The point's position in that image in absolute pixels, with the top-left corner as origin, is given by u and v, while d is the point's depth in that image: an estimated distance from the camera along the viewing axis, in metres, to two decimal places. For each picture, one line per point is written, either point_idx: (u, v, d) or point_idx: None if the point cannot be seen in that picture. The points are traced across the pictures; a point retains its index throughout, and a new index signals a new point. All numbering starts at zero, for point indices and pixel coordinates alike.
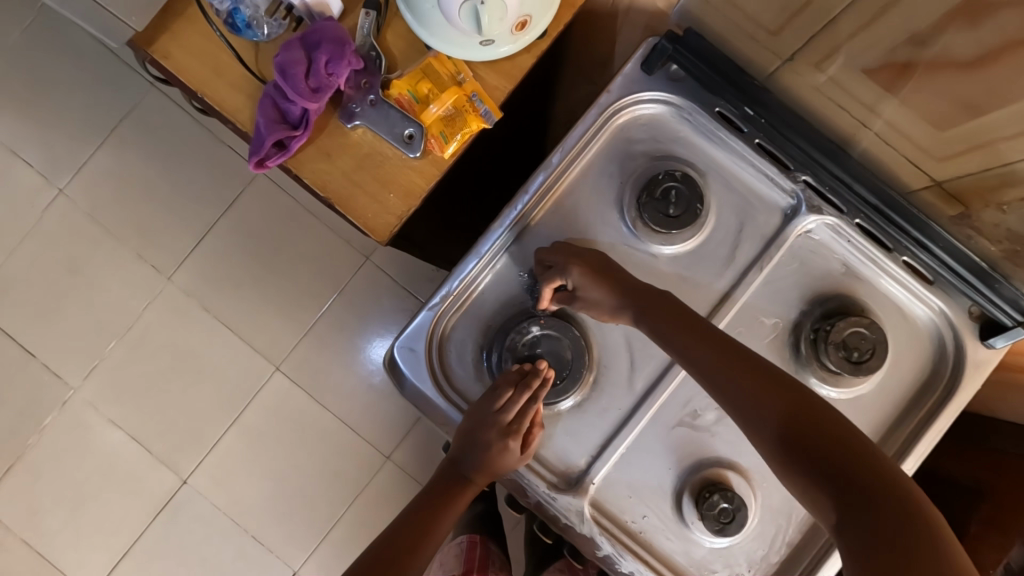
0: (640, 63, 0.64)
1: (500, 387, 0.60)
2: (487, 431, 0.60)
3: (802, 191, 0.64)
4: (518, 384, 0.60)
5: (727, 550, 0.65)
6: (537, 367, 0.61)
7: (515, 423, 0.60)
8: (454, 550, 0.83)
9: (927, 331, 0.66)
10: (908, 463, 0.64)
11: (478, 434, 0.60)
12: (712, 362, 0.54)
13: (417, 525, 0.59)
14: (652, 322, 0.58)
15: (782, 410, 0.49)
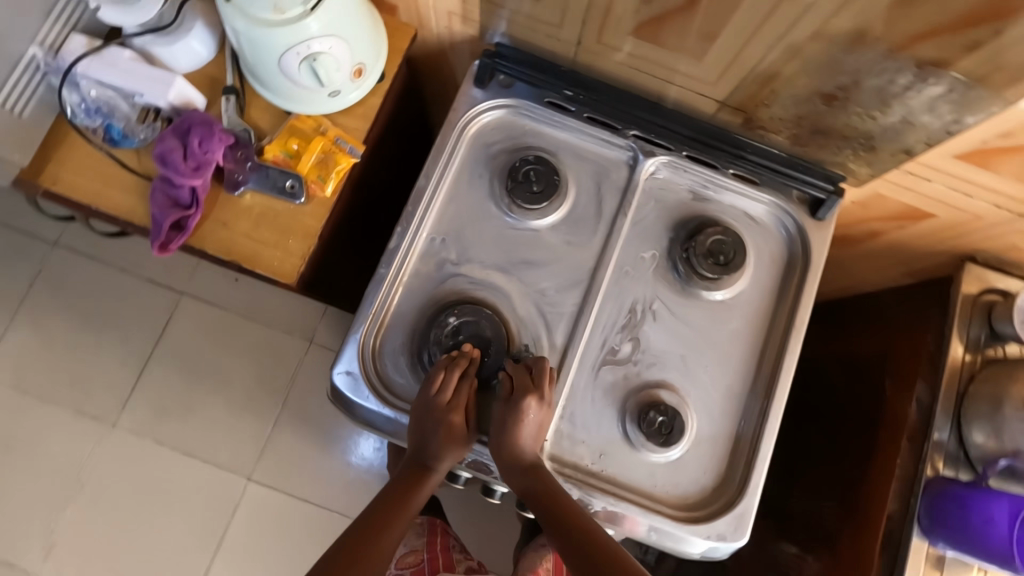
0: (473, 81, 0.76)
1: (432, 372, 0.66)
2: (429, 414, 0.65)
3: (635, 143, 0.76)
4: (450, 366, 0.67)
5: (682, 460, 0.72)
6: (464, 350, 0.68)
7: (456, 401, 0.65)
8: (417, 529, 0.88)
9: (775, 223, 0.78)
10: (797, 332, 0.74)
11: (423, 412, 0.65)
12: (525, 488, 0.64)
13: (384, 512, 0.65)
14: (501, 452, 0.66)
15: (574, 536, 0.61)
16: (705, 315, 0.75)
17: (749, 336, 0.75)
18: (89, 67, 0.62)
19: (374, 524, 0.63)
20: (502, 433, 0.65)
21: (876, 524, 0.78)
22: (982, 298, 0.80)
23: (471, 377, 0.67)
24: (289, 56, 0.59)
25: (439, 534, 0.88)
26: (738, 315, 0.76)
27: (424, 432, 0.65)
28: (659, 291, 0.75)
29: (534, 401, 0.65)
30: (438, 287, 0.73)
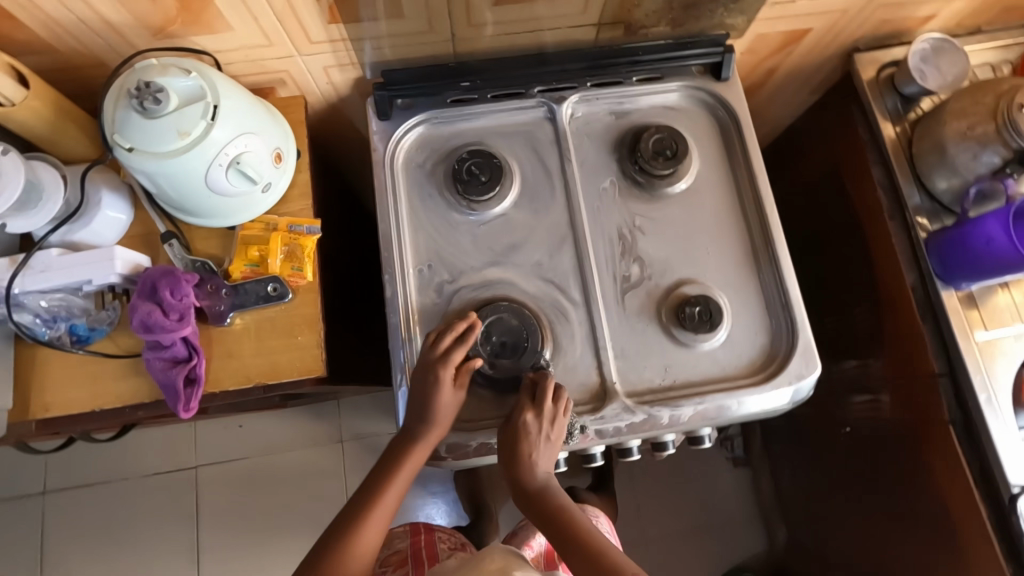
0: (377, 117, 0.78)
1: (429, 332, 0.70)
2: (425, 368, 0.67)
3: (544, 97, 0.80)
4: (449, 326, 0.69)
5: (734, 335, 0.75)
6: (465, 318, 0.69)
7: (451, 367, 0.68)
8: (398, 535, 0.94)
9: (693, 101, 0.84)
10: (763, 178, 0.79)
11: (422, 371, 0.68)
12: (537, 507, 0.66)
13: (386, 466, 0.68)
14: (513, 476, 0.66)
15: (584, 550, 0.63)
16: (682, 207, 0.80)
17: (727, 203, 0.80)
18: (26, 284, 0.59)
19: (371, 496, 0.66)
20: (515, 462, 0.66)
21: (906, 296, 0.86)
22: (882, 76, 0.89)
23: (470, 342, 0.68)
24: (214, 171, 0.58)
25: (422, 533, 0.94)
26: (707, 191, 0.80)
27: (419, 396, 0.67)
28: (634, 208, 0.79)
29: (531, 418, 0.66)
30: (449, 307, 0.74)
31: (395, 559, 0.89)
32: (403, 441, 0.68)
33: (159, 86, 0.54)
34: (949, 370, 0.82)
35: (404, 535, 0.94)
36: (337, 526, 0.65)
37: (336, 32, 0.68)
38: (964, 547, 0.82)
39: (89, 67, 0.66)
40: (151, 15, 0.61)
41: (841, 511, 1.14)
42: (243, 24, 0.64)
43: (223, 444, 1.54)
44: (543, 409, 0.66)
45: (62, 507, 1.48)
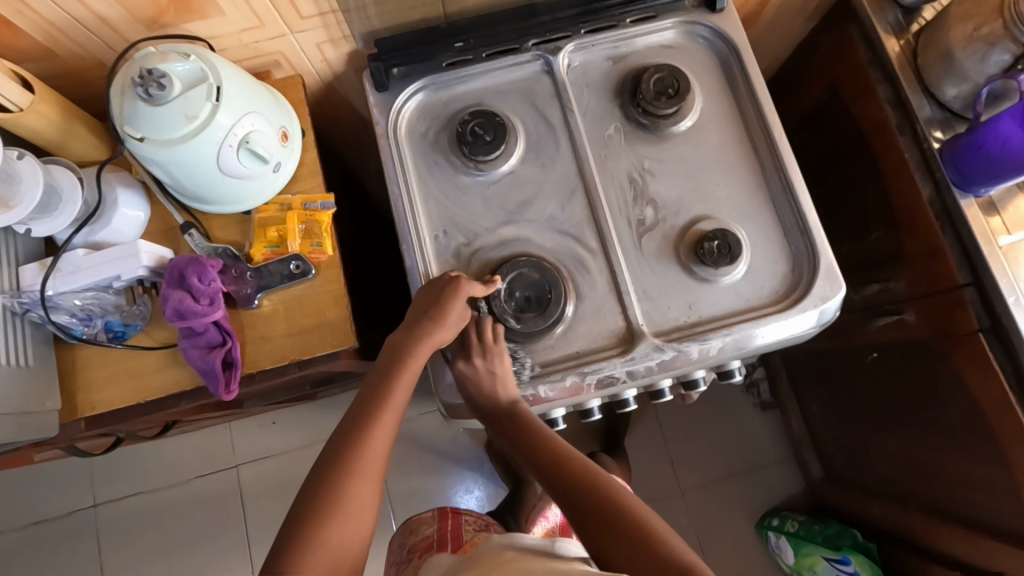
0: (375, 89, 0.78)
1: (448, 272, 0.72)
2: (439, 286, 0.69)
3: (539, 49, 0.79)
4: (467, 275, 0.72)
5: (754, 267, 0.75)
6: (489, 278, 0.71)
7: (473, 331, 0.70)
8: (427, 518, 0.97)
9: (689, 39, 0.82)
10: (770, 105, 0.78)
11: (434, 287, 0.69)
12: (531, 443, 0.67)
13: (380, 379, 0.64)
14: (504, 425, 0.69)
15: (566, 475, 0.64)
16: (690, 144, 0.79)
17: (734, 135, 0.79)
18: (58, 285, 0.61)
19: (380, 392, 0.63)
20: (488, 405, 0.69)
21: (924, 210, 0.85)
22: None
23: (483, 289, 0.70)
24: (226, 152, 0.59)
25: (449, 517, 0.96)
26: (714, 125, 0.80)
27: (426, 306, 0.68)
28: (641, 149, 0.79)
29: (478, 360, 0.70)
30: (470, 270, 0.75)
31: (422, 544, 0.91)
32: (405, 342, 0.66)
33: (163, 71, 0.54)
34: (975, 278, 0.81)
35: (429, 522, 0.96)
36: (346, 424, 0.61)
37: (326, 4, 0.68)
38: (1005, 452, 0.83)
39: (87, 68, 0.67)
40: (143, 5, 0.61)
41: (875, 438, 1.15)
42: (233, 6, 0.63)
43: (260, 442, 1.57)
44: (471, 347, 0.70)
45: (115, 519, 1.53)
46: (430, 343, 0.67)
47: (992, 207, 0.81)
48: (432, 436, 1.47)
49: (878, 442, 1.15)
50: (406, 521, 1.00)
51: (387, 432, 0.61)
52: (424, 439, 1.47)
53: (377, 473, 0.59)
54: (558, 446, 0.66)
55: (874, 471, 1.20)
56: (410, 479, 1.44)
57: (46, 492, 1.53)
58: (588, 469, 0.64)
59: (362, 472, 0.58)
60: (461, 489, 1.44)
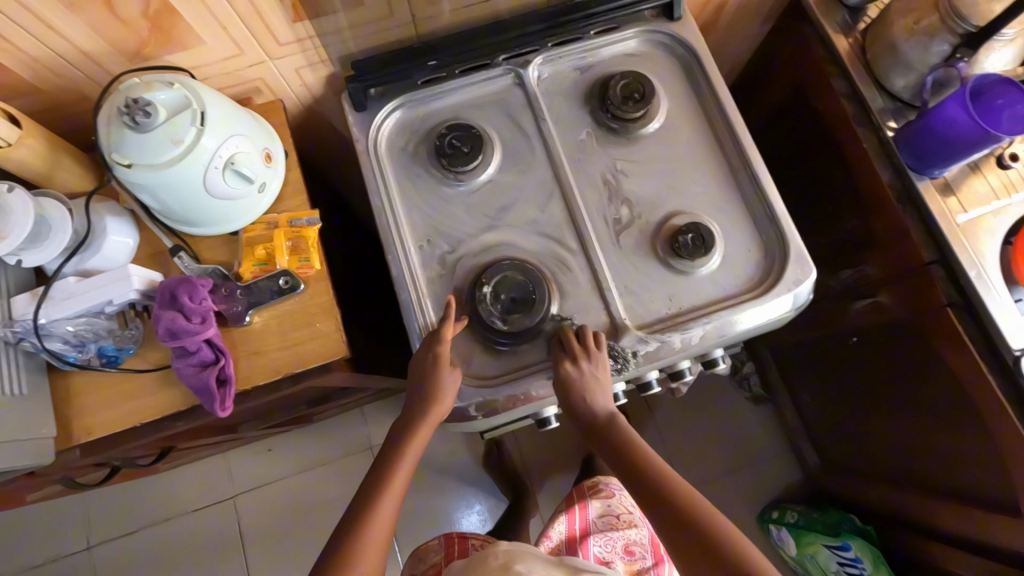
0: (354, 109, 0.81)
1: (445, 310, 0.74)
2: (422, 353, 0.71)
3: (509, 63, 0.83)
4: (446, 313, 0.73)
5: (729, 256, 0.78)
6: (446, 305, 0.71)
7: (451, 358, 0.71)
8: (435, 546, 0.97)
9: (652, 46, 0.87)
10: (732, 103, 0.82)
11: (417, 364, 0.71)
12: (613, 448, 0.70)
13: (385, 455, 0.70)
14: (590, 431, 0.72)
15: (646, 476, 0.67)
16: (659, 144, 0.83)
17: (700, 134, 0.83)
18: (51, 312, 0.62)
19: (385, 463, 0.69)
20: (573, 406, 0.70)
21: (884, 192, 0.89)
22: None
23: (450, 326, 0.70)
24: (211, 174, 0.61)
25: (456, 543, 0.96)
26: (680, 125, 0.84)
27: (419, 377, 0.71)
28: (613, 152, 0.82)
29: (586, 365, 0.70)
30: (455, 276, 0.77)
31: (431, 573, 0.93)
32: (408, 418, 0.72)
33: (148, 99, 0.56)
34: (939, 256, 0.85)
35: (437, 549, 0.96)
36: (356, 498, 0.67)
37: (303, 30, 0.71)
38: (984, 422, 0.86)
39: (71, 103, 0.69)
40: (125, 39, 0.63)
41: (863, 420, 1.18)
42: (214, 35, 0.66)
43: (256, 470, 1.56)
44: (576, 351, 0.70)
45: (110, 561, 1.50)
46: (443, 398, 0.70)
47: (947, 188, 0.85)
48: (429, 451, 1.47)
49: (867, 425, 1.17)
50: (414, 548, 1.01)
51: (392, 500, 0.67)
52: (422, 456, 1.46)
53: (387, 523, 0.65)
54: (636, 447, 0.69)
55: (866, 455, 1.22)
56: (410, 497, 1.44)
57: (39, 537, 1.50)
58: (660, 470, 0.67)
59: (365, 543, 0.63)
60: (461, 503, 1.44)
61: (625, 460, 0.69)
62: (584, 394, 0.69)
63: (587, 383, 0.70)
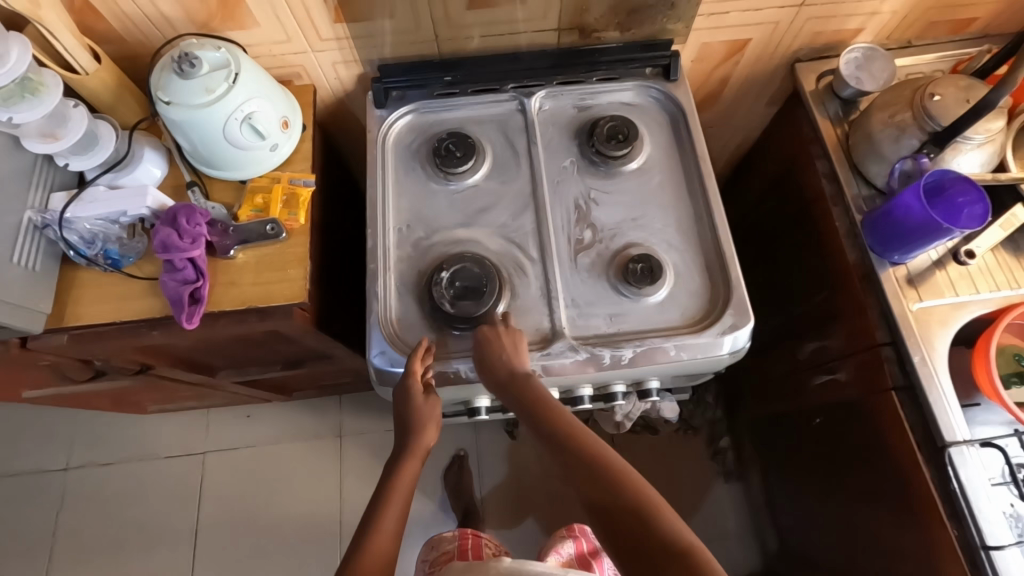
0: (374, 105, 0.93)
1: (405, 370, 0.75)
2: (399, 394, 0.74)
3: (515, 91, 0.94)
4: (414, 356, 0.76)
5: (676, 293, 0.83)
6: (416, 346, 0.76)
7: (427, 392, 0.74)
8: (449, 537, 1.01)
9: (646, 100, 0.96)
10: (706, 159, 0.89)
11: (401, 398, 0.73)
12: (591, 469, 0.62)
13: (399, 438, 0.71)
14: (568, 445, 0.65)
15: (628, 500, 0.59)
16: (634, 183, 0.90)
17: (674, 181, 0.90)
18: (77, 210, 0.74)
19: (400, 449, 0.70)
20: (542, 414, 0.68)
21: (850, 270, 0.92)
22: (821, 86, 1.00)
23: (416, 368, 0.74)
24: (231, 124, 0.73)
25: (470, 537, 1.00)
26: (657, 170, 0.91)
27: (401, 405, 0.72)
28: (590, 181, 0.90)
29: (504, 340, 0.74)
30: (422, 259, 0.85)
31: (443, 559, 0.96)
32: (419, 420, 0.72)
33: (196, 54, 0.70)
34: (892, 339, 0.86)
35: (450, 539, 1.01)
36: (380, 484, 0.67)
37: (341, 31, 0.84)
38: (919, 517, 0.83)
39: (146, 55, 0.84)
40: (197, 11, 0.78)
41: (819, 508, 1.14)
42: (267, 21, 0.81)
43: (233, 432, 1.64)
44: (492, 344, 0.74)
45: (83, 485, 1.59)
46: (435, 421, 0.72)
47: (908, 277, 0.87)
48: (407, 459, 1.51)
49: (822, 514, 1.14)
50: (430, 539, 1.06)
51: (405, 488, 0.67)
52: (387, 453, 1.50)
53: (405, 500, 0.66)
54: (611, 466, 0.62)
55: (820, 547, 1.17)
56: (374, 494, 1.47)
57: (28, 448, 1.62)
58: (639, 491, 0.60)
59: (384, 519, 0.63)
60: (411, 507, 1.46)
61: (599, 479, 0.61)
62: (503, 364, 0.72)
63: (494, 360, 0.72)
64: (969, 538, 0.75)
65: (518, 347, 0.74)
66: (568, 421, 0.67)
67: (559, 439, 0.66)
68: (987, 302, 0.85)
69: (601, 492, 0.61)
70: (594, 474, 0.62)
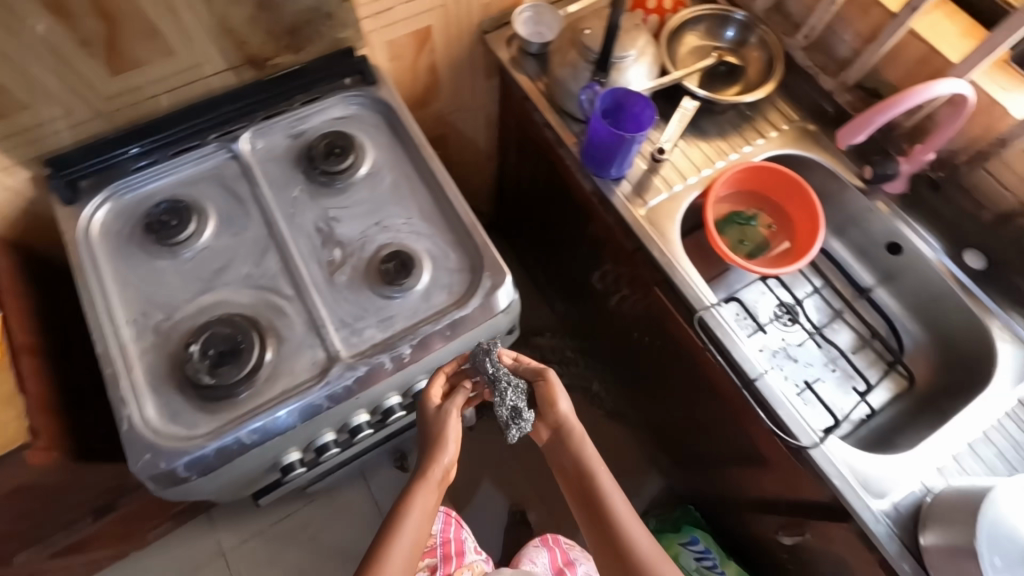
0: (59, 203, 0.84)
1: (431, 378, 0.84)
2: (427, 412, 0.83)
3: (216, 140, 0.90)
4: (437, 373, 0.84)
5: (436, 275, 0.85)
6: (465, 378, 0.84)
7: (455, 399, 0.83)
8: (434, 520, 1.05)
9: (357, 108, 0.97)
10: (424, 145, 0.93)
11: (426, 415, 0.83)
12: (596, 485, 0.82)
13: (417, 465, 0.83)
14: (593, 480, 0.83)
15: (601, 507, 0.81)
16: (368, 189, 0.91)
17: (404, 175, 0.93)
18: None
19: (424, 470, 0.82)
20: (572, 446, 0.84)
21: (590, 200, 1.01)
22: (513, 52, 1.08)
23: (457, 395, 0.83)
24: None
25: (453, 526, 1.06)
26: (386, 170, 0.93)
27: (433, 424, 0.83)
28: (324, 202, 0.90)
29: (544, 380, 0.85)
30: (168, 342, 0.79)
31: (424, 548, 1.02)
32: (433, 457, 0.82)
33: None
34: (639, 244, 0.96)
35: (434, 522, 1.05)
36: (397, 510, 0.80)
37: None
38: (714, 384, 0.93)
39: None
40: None
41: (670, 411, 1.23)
42: None
43: None
44: (520, 370, 0.85)
45: None
46: (454, 435, 0.83)
47: (631, 189, 0.97)
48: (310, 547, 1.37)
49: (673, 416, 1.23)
50: None
51: (422, 507, 0.80)
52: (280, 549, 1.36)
53: (411, 542, 0.79)
54: (614, 500, 0.81)
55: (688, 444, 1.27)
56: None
57: None
58: (611, 513, 0.81)
59: (398, 546, 0.78)
60: None
61: (590, 500, 0.82)
62: (544, 399, 0.85)
63: (540, 396, 0.85)
64: (734, 383, 0.86)
65: (549, 383, 0.85)
66: (586, 450, 0.84)
67: (569, 459, 0.85)
68: (696, 186, 0.98)
69: (605, 508, 0.81)
70: (579, 481, 0.84)
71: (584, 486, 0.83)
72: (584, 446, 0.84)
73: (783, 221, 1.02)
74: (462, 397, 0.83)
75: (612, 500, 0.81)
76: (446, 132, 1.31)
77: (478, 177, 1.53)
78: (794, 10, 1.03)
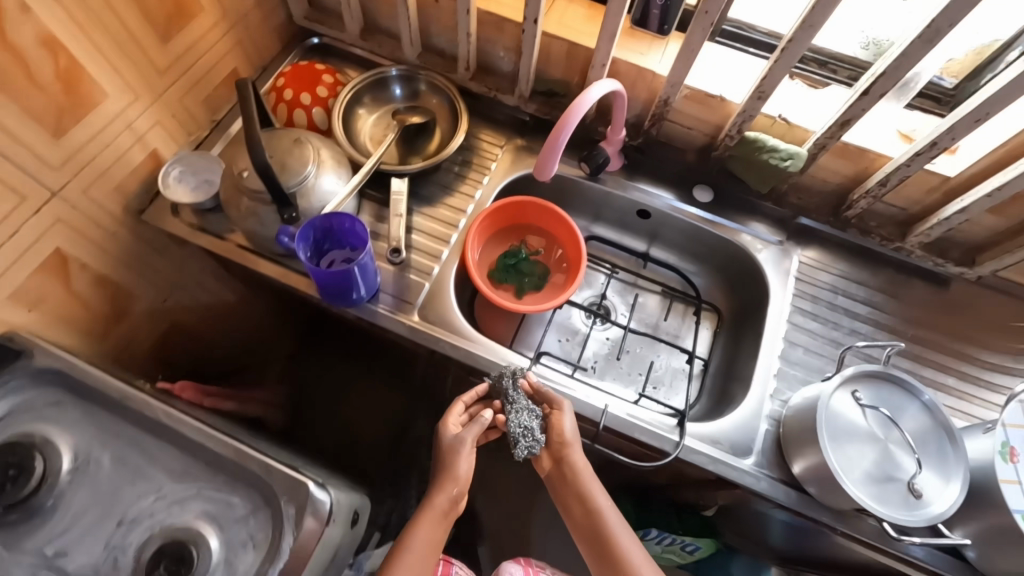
0: None
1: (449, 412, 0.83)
2: (444, 450, 0.80)
3: None
4: (466, 397, 0.84)
5: (229, 534, 0.67)
6: (481, 389, 0.84)
7: (467, 428, 0.80)
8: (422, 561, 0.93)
9: (26, 396, 0.73)
10: (129, 393, 0.72)
11: (440, 446, 0.81)
12: (591, 502, 0.78)
13: (416, 517, 0.77)
14: (587, 494, 0.78)
15: (602, 534, 0.77)
16: (88, 488, 0.69)
17: (128, 441, 0.72)
18: None
19: (425, 506, 0.77)
20: (573, 479, 0.79)
21: (360, 325, 0.90)
22: (188, 220, 0.90)
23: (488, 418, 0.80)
24: None
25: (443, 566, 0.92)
26: (102, 448, 0.71)
27: (446, 454, 0.80)
28: (34, 540, 0.65)
29: (562, 411, 0.80)
30: None
31: None
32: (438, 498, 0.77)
33: None
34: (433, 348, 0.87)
35: None
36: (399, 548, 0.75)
37: None
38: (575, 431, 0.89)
39: None
40: None
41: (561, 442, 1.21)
42: None
43: None
44: (544, 396, 0.82)
45: None
46: (468, 456, 0.79)
47: (391, 304, 0.87)
48: None
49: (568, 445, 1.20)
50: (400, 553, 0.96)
51: (425, 534, 0.75)
52: None
53: None
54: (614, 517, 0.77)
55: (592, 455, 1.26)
56: None
57: None
58: (613, 538, 0.76)
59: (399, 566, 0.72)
60: None
61: (593, 525, 0.77)
62: (555, 429, 0.79)
63: (556, 425, 0.80)
64: (588, 432, 0.85)
65: (559, 419, 0.80)
66: (580, 470, 0.79)
67: (562, 486, 0.80)
68: (452, 258, 0.92)
69: (605, 524, 0.77)
70: (582, 509, 0.79)
71: (580, 509, 0.79)
72: (578, 463, 0.79)
73: (546, 241, 1.01)
74: (478, 428, 0.80)
75: (605, 514, 0.77)
76: (178, 316, 1.05)
77: (255, 324, 1.27)
78: (442, 46, 1.00)
